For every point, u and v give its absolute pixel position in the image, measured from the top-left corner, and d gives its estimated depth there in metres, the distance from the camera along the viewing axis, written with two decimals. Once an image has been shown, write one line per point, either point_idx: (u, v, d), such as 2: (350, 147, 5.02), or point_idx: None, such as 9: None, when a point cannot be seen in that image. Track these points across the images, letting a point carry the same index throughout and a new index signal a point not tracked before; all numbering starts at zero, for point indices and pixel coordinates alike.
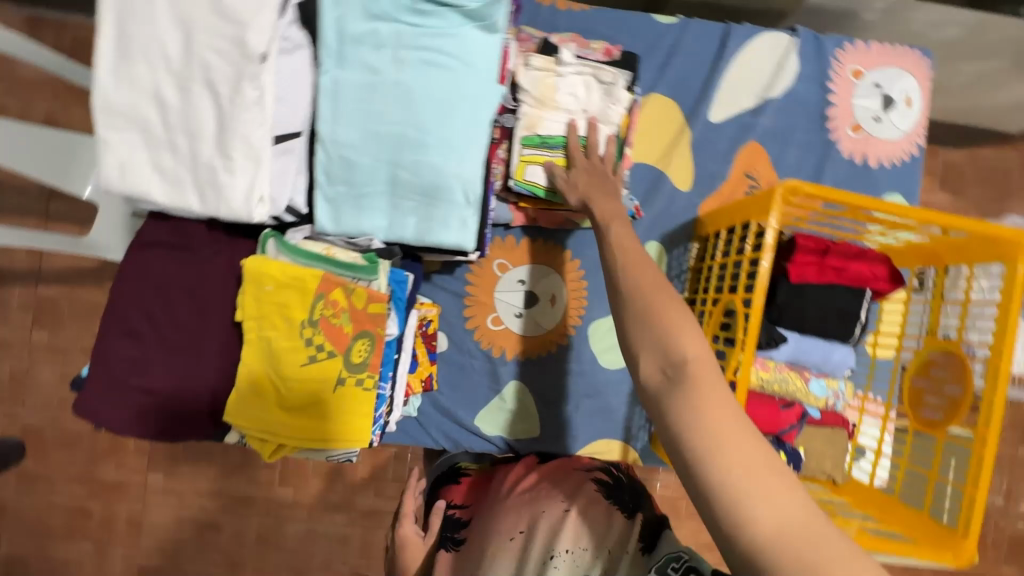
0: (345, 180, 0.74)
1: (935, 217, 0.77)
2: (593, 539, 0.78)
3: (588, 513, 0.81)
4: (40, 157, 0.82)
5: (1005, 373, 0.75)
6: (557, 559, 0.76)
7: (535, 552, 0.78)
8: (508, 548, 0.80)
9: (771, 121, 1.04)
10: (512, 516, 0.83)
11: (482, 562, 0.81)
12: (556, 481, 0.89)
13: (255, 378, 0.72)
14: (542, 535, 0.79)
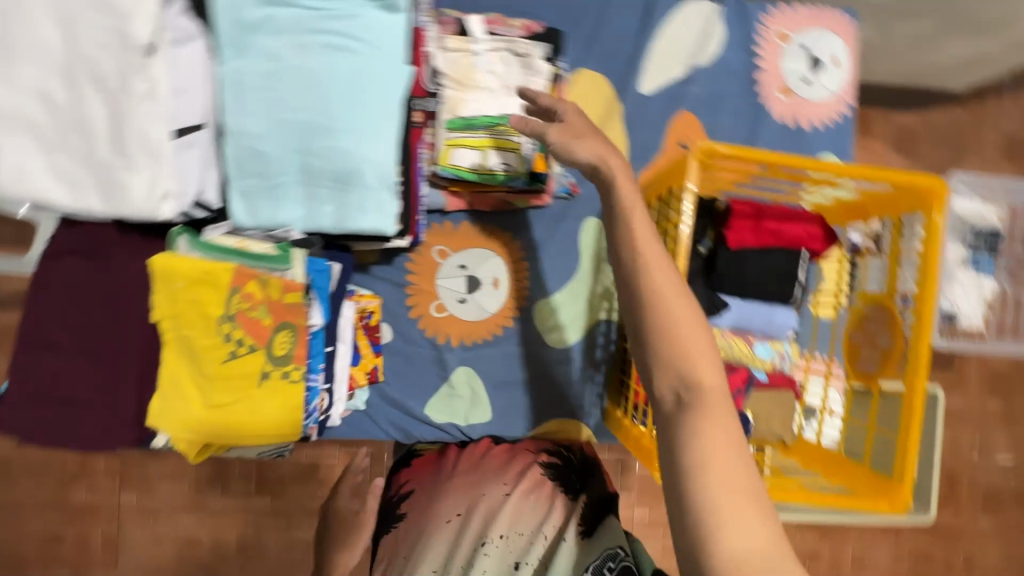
0: (255, 171, 0.72)
1: (853, 171, 0.76)
2: (528, 524, 0.85)
3: (529, 500, 0.88)
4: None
5: (929, 321, 0.75)
6: (488, 545, 0.83)
7: (469, 534, 0.85)
8: (445, 530, 0.87)
9: (701, 89, 1.04)
10: (454, 497, 0.90)
11: (421, 539, 0.88)
12: (500, 462, 0.94)
13: (174, 378, 0.70)
14: (480, 520, 0.86)
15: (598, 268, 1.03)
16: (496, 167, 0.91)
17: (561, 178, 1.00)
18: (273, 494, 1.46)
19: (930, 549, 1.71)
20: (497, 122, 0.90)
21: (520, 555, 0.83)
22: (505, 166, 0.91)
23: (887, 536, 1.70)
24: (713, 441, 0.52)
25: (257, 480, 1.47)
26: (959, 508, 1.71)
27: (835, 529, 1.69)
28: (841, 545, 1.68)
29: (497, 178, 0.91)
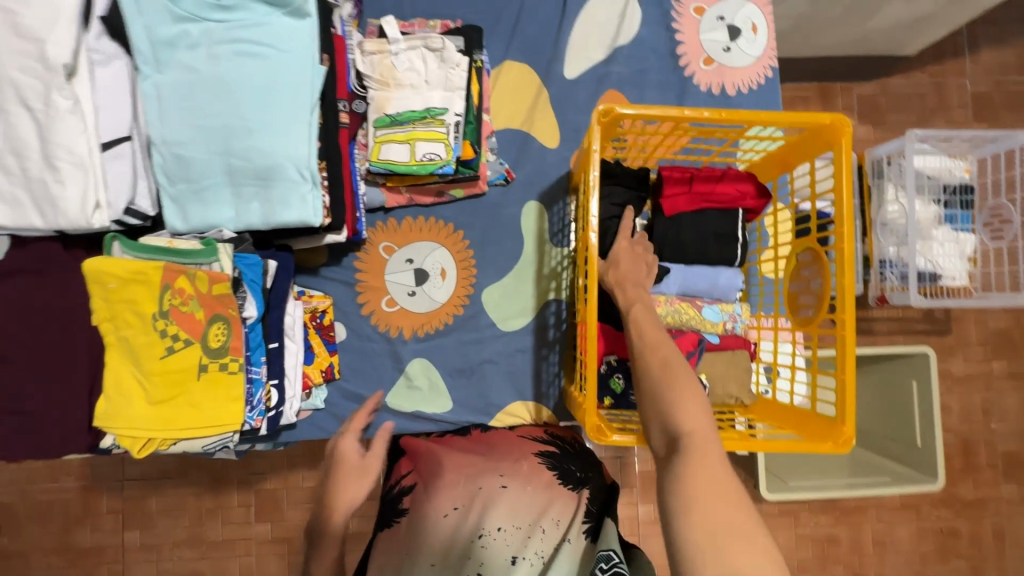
0: (184, 177, 0.77)
1: (759, 117, 0.77)
2: (526, 518, 0.81)
3: (531, 492, 0.82)
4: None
5: (851, 255, 0.76)
6: (486, 539, 0.78)
7: (467, 527, 0.79)
8: (440, 523, 0.80)
9: (625, 67, 1.08)
10: (454, 488, 0.82)
11: (414, 533, 0.79)
12: (498, 456, 0.87)
13: (115, 378, 0.72)
14: (479, 512, 0.80)
15: (542, 249, 1.05)
16: (424, 157, 0.93)
17: (496, 165, 1.04)
18: (272, 520, 1.47)
19: (956, 525, 1.62)
20: (422, 115, 0.93)
21: (519, 550, 0.78)
22: (432, 155, 0.93)
23: (908, 514, 1.62)
24: (699, 496, 0.52)
25: (256, 508, 1.47)
26: (980, 478, 1.63)
27: (853, 512, 1.62)
28: (858, 527, 1.61)
29: (426, 168, 0.93)
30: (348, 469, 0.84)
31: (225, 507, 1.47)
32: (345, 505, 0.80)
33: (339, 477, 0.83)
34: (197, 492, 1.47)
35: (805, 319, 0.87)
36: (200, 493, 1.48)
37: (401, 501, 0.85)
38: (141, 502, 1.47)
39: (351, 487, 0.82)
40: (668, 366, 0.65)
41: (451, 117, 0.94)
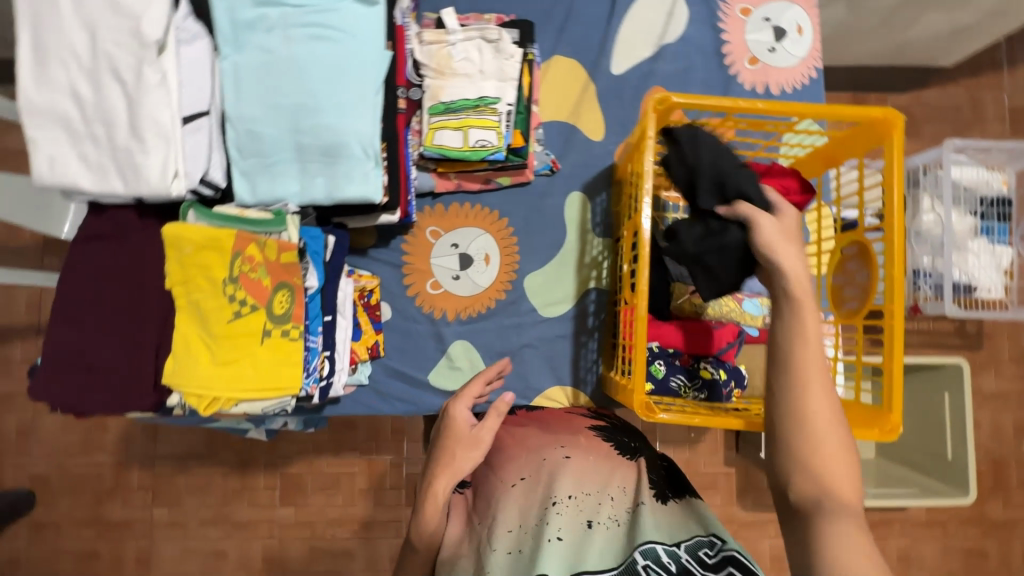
0: (254, 152, 0.81)
1: (810, 110, 0.79)
2: (594, 483, 0.74)
3: (594, 461, 0.78)
4: (24, 205, 0.97)
5: (901, 245, 0.77)
6: (559, 504, 0.70)
7: (538, 494, 0.73)
8: (506, 493, 0.75)
9: (670, 65, 1.10)
10: (515, 462, 0.80)
11: (483, 508, 0.76)
12: (555, 430, 0.87)
13: (184, 338, 0.75)
14: (545, 478, 0.75)
15: (584, 239, 1.08)
16: (476, 143, 0.96)
17: (543, 156, 1.07)
18: (296, 504, 1.49)
19: (983, 545, 1.59)
20: (476, 104, 0.96)
21: (594, 512, 0.70)
22: (484, 142, 0.96)
23: (934, 531, 1.59)
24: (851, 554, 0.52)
25: (281, 491, 1.50)
26: (1009, 498, 1.60)
27: (877, 526, 1.59)
28: (883, 542, 1.58)
29: (478, 153, 0.96)
30: (457, 439, 0.77)
31: (251, 489, 1.50)
32: (450, 476, 0.73)
33: (450, 444, 0.76)
34: (225, 471, 1.51)
35: (850, 312, 0.88)
36: (226, 473, 1.51)
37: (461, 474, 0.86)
38: (170, 478, 1.51)
39: (460, 458, 0.75)
40: (828, 413, 0.59)
41: (503, 106, 0.97)
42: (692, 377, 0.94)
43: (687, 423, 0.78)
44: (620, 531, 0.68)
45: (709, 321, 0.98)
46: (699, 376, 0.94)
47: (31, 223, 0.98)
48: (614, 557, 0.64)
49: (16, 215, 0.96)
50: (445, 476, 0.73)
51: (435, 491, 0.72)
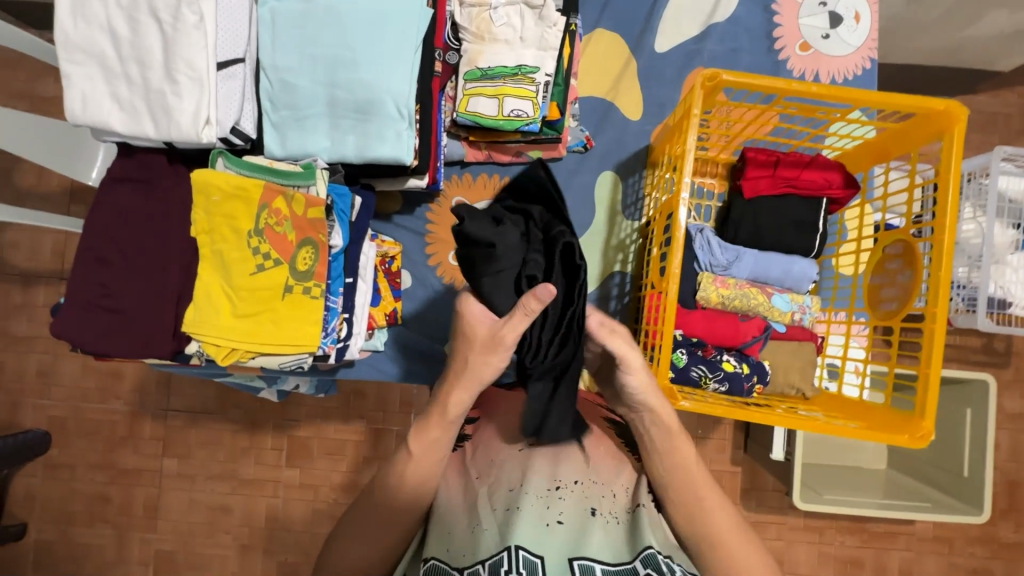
0: (287, 104, 0.80)
1: (867, 97, 0.75)
2: (602, 473, 0.72)
3: (602, 453, 0.75)
4: (42, 145, 0.95)
5: (951, 246, 0.73)
6: (564, 489, 0.69)
7: (541, 469, 0.71)
8: (514, 458, 0.73)
9: (717, 46, 1.06)
10: (520, 424, 0.77)
11: (485, 464, 0.74)
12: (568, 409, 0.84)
13: (209, 286, 0.76)
14: (554, 457, 0.72)
15: (613, 221, 1.05)
16: (511, 113, 0.92)
17: (577, 132, 1.04)
18: (301, 466, 1.51)
19: (989, 565, 1.55)
20: (514, 72, 0.93)
21: (598, 503, 0.69)
22: (519, 112, 0.92)
23: (939, 547, 1.55)
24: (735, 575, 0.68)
25: (287, 452, 1.51)
26: (1021, 521, 1.55)
27: (881, 537, 1.55)
28: (886, 555, 1.54)
29: (512, 124, 0.93)
30: (475, 343, 0.64)
31: (258, 447, 1.52)
32: (473, 385, 0.67)
33: (469, 351, 0.65)
34: (234, 429, 1.52)
35: (887, 314, 0.85)
36: (235, 430, 1.52)
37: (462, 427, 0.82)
38: (180, 431, 1.53)
39: (479, 367, 0.65)
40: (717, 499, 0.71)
41: (541, 76, 0.94)
42: (713, 368, 0.91)
43: (709, 412, 0.78)
44: (618, 530, 0.68)
45: (735, 312, 0.95)
46: (721, 368, 0.91)
47: (56, 166, 0.97)
48: (609, 555, 0.65)
49: (40, 156, 0.95)
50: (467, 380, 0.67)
51: (446, 408, 0.68)
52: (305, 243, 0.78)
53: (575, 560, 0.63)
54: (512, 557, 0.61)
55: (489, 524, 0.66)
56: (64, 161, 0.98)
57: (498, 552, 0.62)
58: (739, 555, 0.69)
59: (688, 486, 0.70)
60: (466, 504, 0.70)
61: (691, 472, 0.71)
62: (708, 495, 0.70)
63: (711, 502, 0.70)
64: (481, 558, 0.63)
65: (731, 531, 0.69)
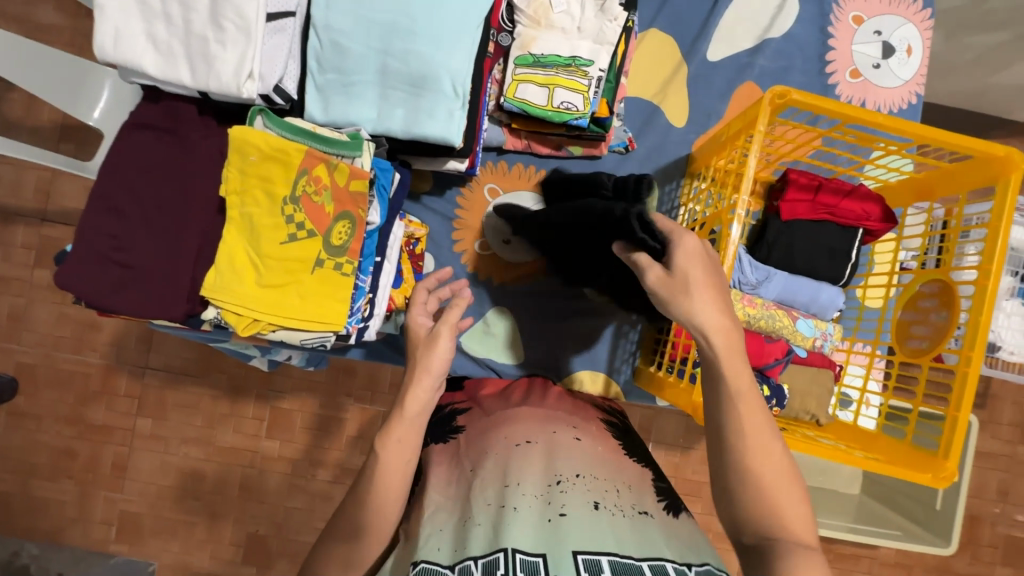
0: (335, 67, 0.75)
1: (936, 135, 0.74)
2: (604, 470, 0.61)
3: (602, 452, 0.64)
4: (49, 77, 0.89)
5: (993, 293, 0.74)
6: (564, 483, 0.57)
7: (540, 465, 0.60)
8: (506, 452, 0.62)
9: (769, 62, 1.04)
10: (521, 423, 0.67)
11: (477, 455, 0.64)
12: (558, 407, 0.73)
13: (233, 251, 0.71)
14: (552, 451, 0.62)
15: None
16: (561, 105, 0.89)
17: (620, 132, 1.01)
18: (281, 438, 1.46)
19: None
20: (567, 62, 0.89)
21: (601, 496, 0.57)
22: (569, 105, 0.89)
23: None
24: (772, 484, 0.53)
25: (268, 423, 1.46)
26: (978, 554, 1.48)
27: (845, 558, 1.49)
28: None
29: (561, 116, 0.90)
30: (416, 345, 0.67)
31: (239, 416, 1.46)
32: (431, 376, 0.63)
33: (416, 352, 0.66)
34: (215, 395, 1.46)
35: (913, 351, 0.87)
36: (216, 395, 1.46)
37: (454, 419, 0.73)
38: (157, 392, 1.46)
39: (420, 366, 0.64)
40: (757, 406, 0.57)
41: (595, 70, 0.90)
42: None
43: None
44: (627, 525, 0.54)
45: (760, 333, 0.94)
46: None
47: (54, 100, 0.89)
48: (618, 545, 0.51)
49: (39, 89, 0.88)
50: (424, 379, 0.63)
51: (404, 412, 0.61)
52: (337, 219, 0.74)
53: (580, 554, 0.50)
54: (509, 559, 0.49)
55: (482, 518, 0.54)
56: (63, 95, 0.90)
57: (491, 552, 0.50)
58: (788, 513, 0.52)
59: (729, 420, 0.56)
60: (457, 501, 0.59)
61: (742, 403, 0.56)
62: (750, 435, 0.54)
63: (755, 444, 0.54)
64: (470, 555, 0.51)
65: (778, 483, 0.53)
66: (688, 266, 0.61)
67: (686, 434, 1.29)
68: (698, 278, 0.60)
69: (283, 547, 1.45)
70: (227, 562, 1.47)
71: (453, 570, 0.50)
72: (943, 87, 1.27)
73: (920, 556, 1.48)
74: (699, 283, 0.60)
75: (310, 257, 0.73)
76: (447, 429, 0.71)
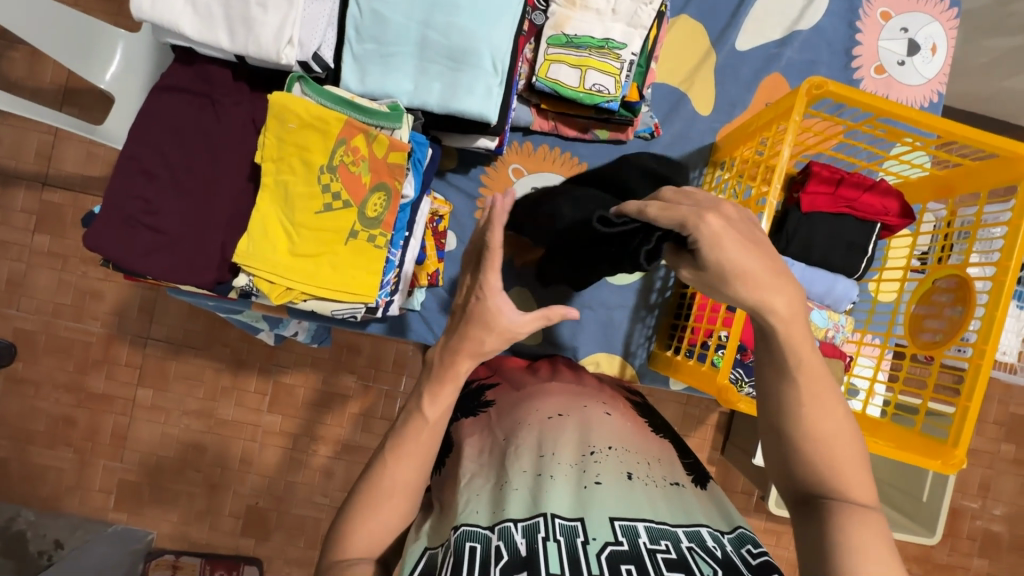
0: (374, 37, 0.74)
1: (965, 133, 0.75)
2: (635, 444, 0.62)
3: (632, 428, 0.65)
4: (62, 38, 0.86)
5: (1009, 290, 0.76)
6: (598, 454, 0.59)
7: (574, 438, 0.61)
8: (540, 424, 0.63)
9: (796, 54, 1.05)
10: (552, 398, 0.68)
11: (510, 425, 0.65)
12: (587, 384, 0.75)
13: (267, 219, 0.72)
14: (585, 424, 0.63)
15: None
16: (592, 87, 0.89)
17: (647, 117, 1.01)
18: (283, 413, 1.46)
19: None
20: (600, 44, 0.89)
21: (634, 466, 0.58)
22: (601, 88, 0.89)
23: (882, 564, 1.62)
24: (844, 465, 0.53)
25: (270, 398, 1.46)
26: (957, 545, 1.52)
27: None
28: None
29: (592, 98, 0.90)
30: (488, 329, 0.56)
31: (241, 389, 1.46)
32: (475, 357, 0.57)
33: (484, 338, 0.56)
34: (218, 367, 1.46)
35: (927, 343, 0.90)
36: (218, 368, 1.46)
37: (484, 394, 0.74)
38: (157, 363, 1.45)
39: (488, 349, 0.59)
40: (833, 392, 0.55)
41: (627, 54, 0.90)
42: (749, 373, 0.89)
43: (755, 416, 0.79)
44: (661, 494, 0.56)
45: None
46: None
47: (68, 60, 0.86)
48: (653, 512, 0.53)
49: (50, 48, 0.85)
50: (468, 358, 0.57)
51: (456, 372, 0.57)
52: (372, 192, 0.74)
53: (617, 520, 0.51)
54: (548, 524, 0.51)
55: (519, 484, 0.56)
56: (76, 54, 0.87)
57: (531, 516, 0.52)
58: (849, 478, 0.53)
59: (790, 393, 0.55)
60: (490, 466, 0.60)
61: (805, 376, 0.55)
62: (810, 405, 0.54)
63: (817, 417, 0.54)
64: (509, 517, 0.52)
65: (839, 443, 0.54)
66: (725, 260, 0.54)
67: (684, 421, 1.32)
68: (745, 267, 0.53)
69: (282, 520, 1.46)
70: (225, 534, 1.47)
71: (493, 530, 0.51)
72: (957, 88, 1.27)
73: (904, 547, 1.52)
74: (753, 271, 0.53)
75: (342, 228, 0.74)
76: (476, 403, 0.72)
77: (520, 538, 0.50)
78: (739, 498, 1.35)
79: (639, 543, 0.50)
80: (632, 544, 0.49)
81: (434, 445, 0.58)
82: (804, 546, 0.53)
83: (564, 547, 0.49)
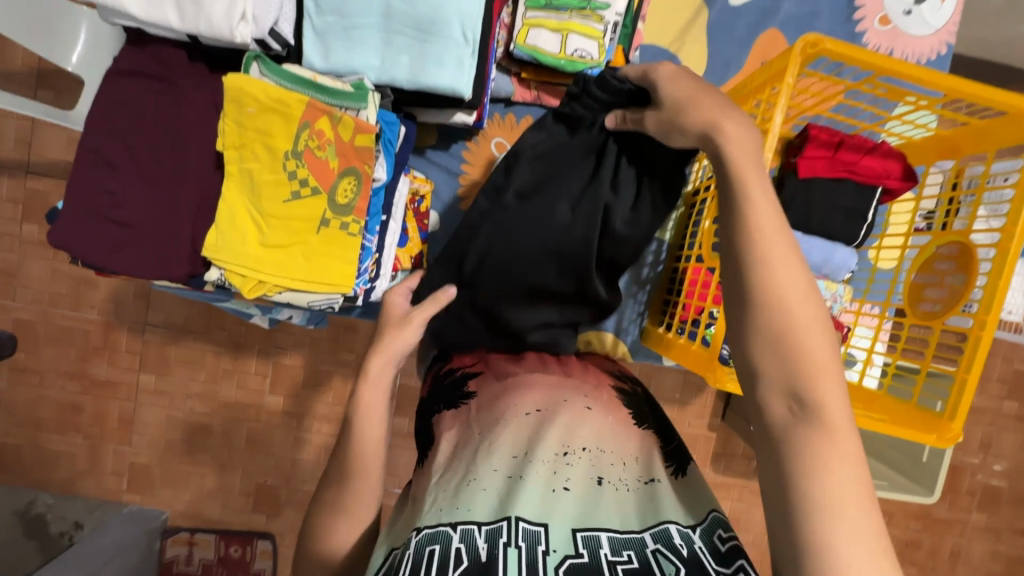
0: (335, 9, 0.69)
1: (971, 91, 0.70)
2: (612, 438, 0.61)
3: (614, 422, 0.63)
4: (20, 17, 0.79)
5: (1013, 257, 0.73)
6: (572, 455, 0.58)
7: (553, 431, 0.60)
8: (520, 420, 0.62)
9: (795, 7, 0.98)
10: (534, 390, 0.66)
11: (489, 421, 0.63)
12: (573, 373, 0.73)
13: (234, 210, 0.70)
14: (565, 418, 0.62)
15: None
16: (574, 53, 0.84)
17: None
18: (285, 393, 1.46)
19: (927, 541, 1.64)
20: (582, 5, 0.83)
21: (604, 469, 0.57)
22: (583, 54, 0.84)
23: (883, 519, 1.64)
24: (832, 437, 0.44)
25: (271, 379, 1.46)
26: (957, 500, 1.53)
27: None
28: None
29: (574, 66, 0.84)
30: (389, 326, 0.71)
31: (242, 371, 1.46)
32: (385, 353, 0.67)
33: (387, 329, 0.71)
34: (217, 351, 1.45)
35: (926, 313, 0.87)
36: (217, 351, 1.46)
37: (465, 383, 0.72)
38: (156, 349, 1.45)
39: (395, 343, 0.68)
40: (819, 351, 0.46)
41: (611, 15, 0.84)
42: None
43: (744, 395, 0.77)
44: (631, 499, 0.55)
45: None
46: None
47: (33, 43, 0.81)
48: (620, 521, 0.52)
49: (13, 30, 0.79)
50: (380, 357, 0.67)
51: (367, 372, 0.65)
52: (339, 181, 0.71)
53: (579, 530, 0.51)
54: (511, 529, 0.50)
55: (489, 484, 0.55)
56: (37, 34, 0.81)
57: (495, 521, 0.51)
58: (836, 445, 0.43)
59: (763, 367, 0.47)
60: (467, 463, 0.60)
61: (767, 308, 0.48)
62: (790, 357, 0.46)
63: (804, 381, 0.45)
64: (473, 521, 0.51)
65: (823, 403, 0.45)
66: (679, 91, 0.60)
67: (685, 389, 1.31)
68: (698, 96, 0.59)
69: (292, 496, 1.49)
70: (237, 511, 1.50)
71: (455, 528, 0.51)
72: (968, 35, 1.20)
73: (904, 504, 1.53)
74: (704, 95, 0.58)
75: (311, 217, 0.71)
76: (459, 393, 0.71)
77: (481, 543, 0.49)
78: (740, 463, 1.35)
79: (600, 554, 0.49)
80: (593, 555, 0.49)
81: (380, 427, 0.64)
82: (767, 487, 0.45)
83: (525, 555, 0.48)
